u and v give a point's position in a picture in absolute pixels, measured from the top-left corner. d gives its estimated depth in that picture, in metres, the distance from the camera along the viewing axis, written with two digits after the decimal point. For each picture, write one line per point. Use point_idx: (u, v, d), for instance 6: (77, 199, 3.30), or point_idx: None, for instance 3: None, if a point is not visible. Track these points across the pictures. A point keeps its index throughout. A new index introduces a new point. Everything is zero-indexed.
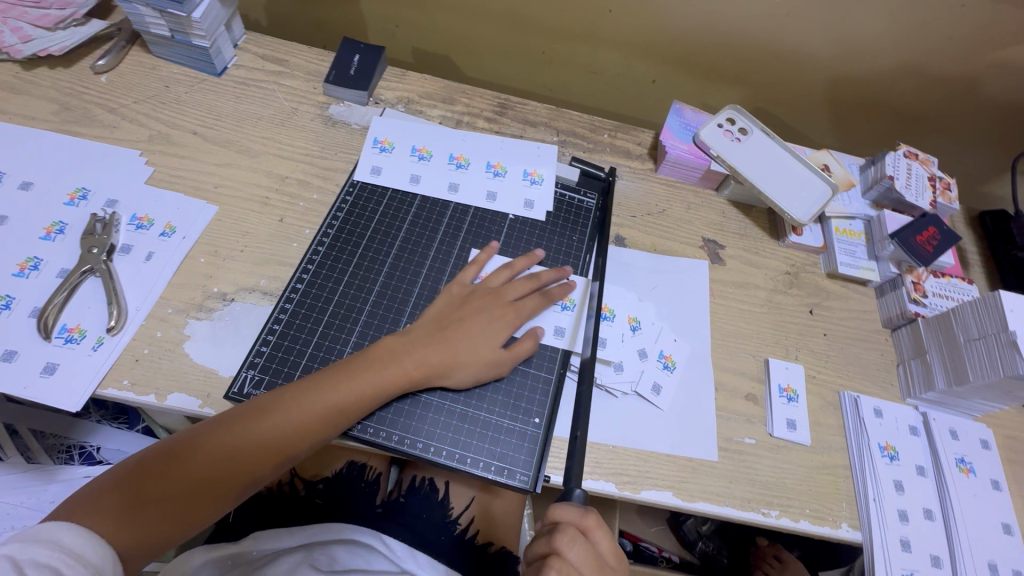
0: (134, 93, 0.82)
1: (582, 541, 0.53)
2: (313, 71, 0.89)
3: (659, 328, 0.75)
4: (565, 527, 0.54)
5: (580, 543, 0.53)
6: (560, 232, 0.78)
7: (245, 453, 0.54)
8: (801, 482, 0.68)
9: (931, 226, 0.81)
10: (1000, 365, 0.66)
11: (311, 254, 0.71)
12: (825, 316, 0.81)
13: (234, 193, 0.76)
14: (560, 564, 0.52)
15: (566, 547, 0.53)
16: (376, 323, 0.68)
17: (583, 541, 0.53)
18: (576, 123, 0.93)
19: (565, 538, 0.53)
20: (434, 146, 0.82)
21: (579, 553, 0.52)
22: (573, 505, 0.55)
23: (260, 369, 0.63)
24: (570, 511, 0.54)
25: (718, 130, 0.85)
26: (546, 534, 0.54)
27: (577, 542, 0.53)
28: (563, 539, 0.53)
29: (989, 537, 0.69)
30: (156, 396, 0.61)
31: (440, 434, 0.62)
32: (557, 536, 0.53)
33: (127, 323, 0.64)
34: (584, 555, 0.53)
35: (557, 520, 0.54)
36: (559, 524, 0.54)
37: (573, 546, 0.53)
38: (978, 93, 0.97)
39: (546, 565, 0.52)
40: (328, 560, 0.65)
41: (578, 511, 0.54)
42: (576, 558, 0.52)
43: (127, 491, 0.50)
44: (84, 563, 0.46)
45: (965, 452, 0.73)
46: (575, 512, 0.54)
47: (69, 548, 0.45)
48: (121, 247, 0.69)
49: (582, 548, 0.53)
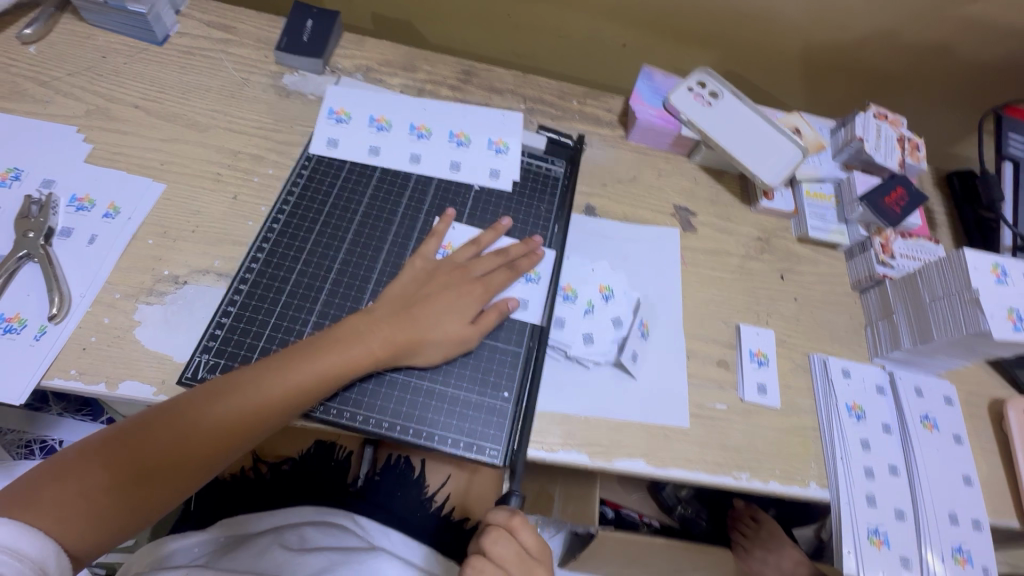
0: (68, 65, 0.76)
1: (506, 541, 0.53)
2: (264, 38, 0.84)
3: (631, 298, 0.74)
4: (490, 527, 0.53)
5: (504, 541, 0.52)
6: (527, 202, 0.76)
7: (200, 441, 0.52)
8: (772, 444, 0.69)
9: (898, 187, 0.81)
10: (962, 323, 0.67)
11: (266, 232, 0.68)
12: (796, 281, 0.81)
13: (182, 170, 0.72)
14: (480, 561, 0.52)
15: (489, 546, 0.52)
16: (338, 302, 0.65)
17: (508, 540, 0.53)
18: (543, 89, 0.90)
19: (489, 538, 0.52)
20: (393, 115, 0.78)
21: (503, 552, 0.52)
22: (502, 505, 0.54)
23: (215, 353, 0.60)
24: (497, 512, 0.54)
25: (689, 94, 0.83)
26: (476, 532, 0.55)
27: (502, 542, 0.52)
28: (487, 539, 0.52)
29: (950, 490, 0.71)
30: (107, 384, 0.58)
31: (406, 412, 0.60)
32: (483, 535, 0.53)
33: (71, 310, 0.61)
34: (507, 553, 0.52)
35: (486, 519, 0.54)
36: (487, 523, 0.54)
37: (496, 544, 0.52)
38: (948, 51, 0.96)
39: (468, 561, 0.53)
40: (298, 539, 0.63)
41: (506, 512, 0.54)
42: (500, 556, 0.52)
43: (72, 483, 0.47)
44: (22, 559, 0.43)
45: (930, 409, 0.74)
46: (502, 513, 0.54)
47: (6, 545, 0.43)
48: (60, 230, 0.65)
49: (505, 547, 0.52)
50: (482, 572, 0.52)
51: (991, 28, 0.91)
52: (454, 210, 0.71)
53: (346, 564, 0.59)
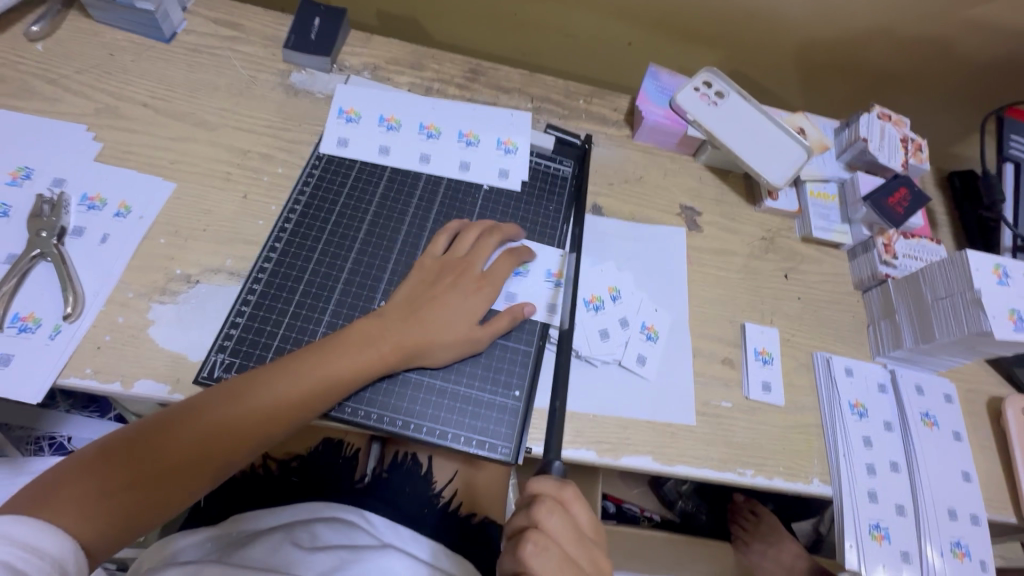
0: (76, 62, 0.76)
1: (560, 511, 0.53)
2: (271, 36, 0.84)
3: (639, 298, 0.74)
4: (542, 499, 0.53)
5: (558, 512, 0.53)
6: (536, 201, 0.77)
7: (218, 439, 0.53)
8: (776, 441, 0.70)
9: (902, 187, 0.82)
10: (965, 323, 0.68)
11: (278, 232, 0.68)
12: (800, 280, 0.82)
13: (192, 169, 0.72)
14: (538, 534, 0.51)
15: (543, 516, 0.52)
16: (350, 302, 0.66)
17: (561, 511, 0.53)
18: (550, 88, 0.90)
19: (543, 508, 0.53)
20: (403, 115, 0.78)
21: (557, 523, 0.52)
22: (550, 478, 0.55)
23: (230, 352, 0.61)
24: (548, 484, 0.55)
25: (695, 93, 0.84)
26: (523, 507, 0.54)
27: (555, 512, 0.53)
28: (541, 509, 0.53)
29: (950, 486, 0.72)
30: (122, 383, 0.59)
31: (419, 411, 0.62)
32: (535, 507, 0.53)
33: (85, 309, 0.61)
34: (561, 524, 0.53)
35: (534, 492, 0.54)
36: (536, 495, 0.54)
37: (550, 515, 0.53)
38: (951, 52, 0.97)
39: (523, 537, 0.51)
40: (310, 537, 0.64)
41: (556, 483, 0.55)
42: (554, 528, 0.52)
43: (91, 481, 0.48)
44: (41, 556, 0.43)
45: (930, 407, 0.76)
46: (552, 484, 0.55)
47: (24, 542, 0.43)
48: (72, 229, 0.65)
49: (559, 518, 0.53)
50: (543, 546, 0.51)
51: (994, 31, 0.92)
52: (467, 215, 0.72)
53: (358, 562, 0.60)
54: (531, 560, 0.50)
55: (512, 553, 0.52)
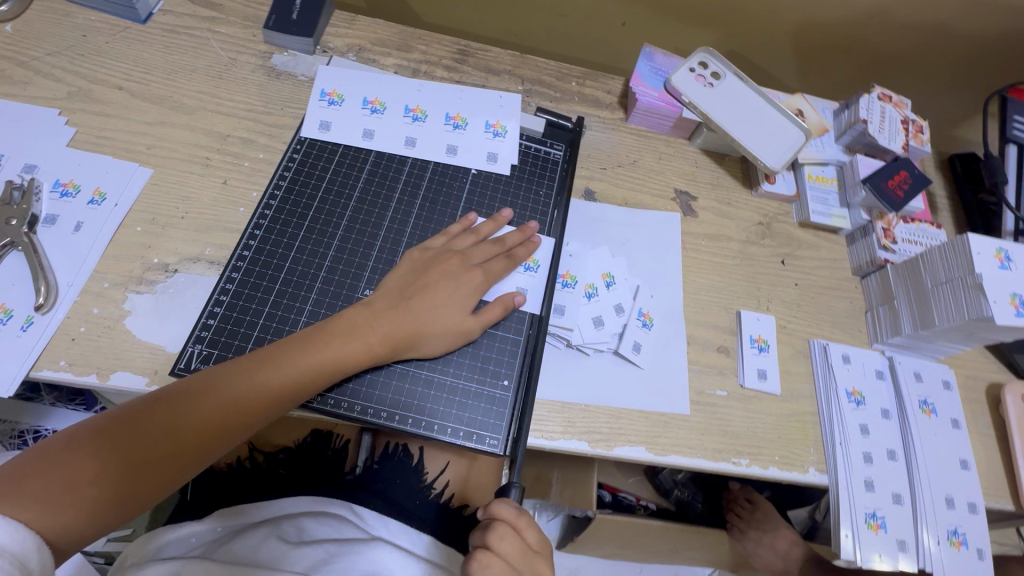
0: (47, 43, 0.73)
1: (514, 537, 0.51)
2: (252, 17, 0.81)
3: (633, 285, 0.73)
4: (496, 523, 0.51)
5: (511, 538, 0.51)
6: (526, 186, 0.75)
7: (192, 432, 0.51)
8: (772, 431, 0.69)
9: (902, 170, 0.80)
10: (964, 308, 0.67)
11: (258, 219, 0.66)
12: (797, 266, 0.81)
13: (170, 154, 0.69)
14: (484, 555, 0.50)
15: (495, 541, 0.51)
16: (333, 291, 0.64)
17: (514, 537, 0.51)
18: (541, 70, 0.88)
19: (495, 532, 0.51)
20: (388, 97, 0.76)
21: (509, 547, 0.51)
22: (508, 504, 0.52)
23: (208, 343, 0.59)
24: (504, 508, 0.52)
25: (690, 75, 0.81)
26: (479, 523, 0.53)
27: (508, 538, 0.51)
28: (493, 533, 0.51)
29: (948, 474, 0.71)
30: (98, 375, 0.57)
31: (405, 402, 0.60)
32: (489, 529, 0.51)
33: (58, 300, 0.59)
34: (513, 549, 0.51)
35: (491, 514, 0.52)
36: (492, 519, 0.52)
37: (502, 541, 0.51)
38: (955, 31, 0.94)
39: (471, 555, 0.51)
40: (296, 532, 0.62)
41: (513, 509, 0.52)
42: (503, 553, 0.51)
43: (57, 474, 0.46)
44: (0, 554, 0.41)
45: (928, 394, 0.74)
46: (510, 512, 0.52)
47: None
48: (44, 217, 0.63)
49: (512, 544, 0.51)
50: (487, 565, 0.50)
51: (997, 9, 0.89)
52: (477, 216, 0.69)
53: (345, 557, 0.58)
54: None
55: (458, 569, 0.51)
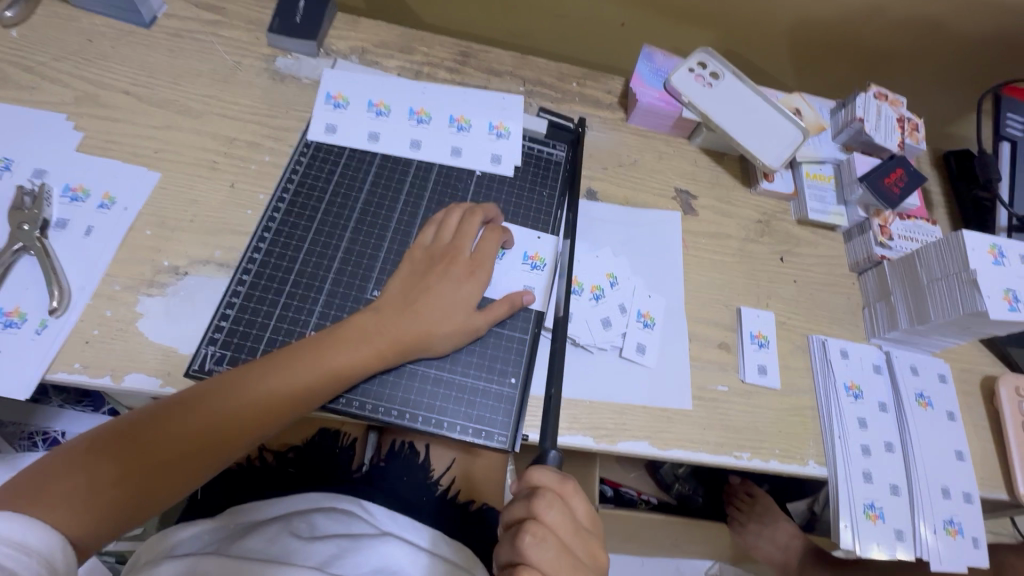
0: (52, 48, 0.74)
1: (560, 505, 0.52)
2: (255, 20, 0.82)
3: (635, 284, 0.74)
4: (544, 491, 0.52)
5: (559, 506, 0.52)
6: (529, 186, 0.76)
7: (211, 435, 0.52)
8: (772, 425, 0.71)
9: (897, 168, 0.81)
10: (960, 303, 0.68)
11: (267, 222, 0.67)
12: (795, 263, 0.82)
13: (177, 158, 0.70)
14: (537, 526, 0.51)
15: (543, 510, 0.51)
16: (342, 292, 0.65)
17: (561, 504, 0.52)
18: (542, 71, 0.89)
19: (543, 501, 0.52)
20: (392, 100, 0.77)
21: (557, 515, 0.52)
22: (551, 470, 0.54)
23: (221, 345, 0.60)
24: (548, 476, 0.54)
25: (689, 75, 0.83)
26: (522, 498, 0.53)
27: (555, 505, 0.52)
28: (542, 502, 0.52)
29: (944, 465, 0.73)
30: (113, 377, 0.58)
31: (415, 401, 0.61)
32: (536, 499, 0.52)
33: (71, 303, 0.60)
34: (561, 518, 0.52)
35: (535, 484, 0.53)
36: (537, 487, 0.53)
37: (551, 509, 0.52)
38: (949, 29, 0.95)
39: (522, 528, 0.51)
40: (308, 528, 0.63)
41: (557, 477, 0.54)
42: (554, 521, 0.51)
43: (80, 477, 0.47)
44: (29, 552, 0.43)
45: (924, 387, 0.76)
46: (553, 477, 0.54)
47: (13, 541, 0.42)
48: (55, 222, 0.64)
49: (560, 512, 0.52)
50: (542, 536, 0.50)
51: (990, 8, 0.90)
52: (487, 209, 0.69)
53: (357, 551, 0.60)
54: (529, 551, 0.49)
55: (510, 545, 0.51)
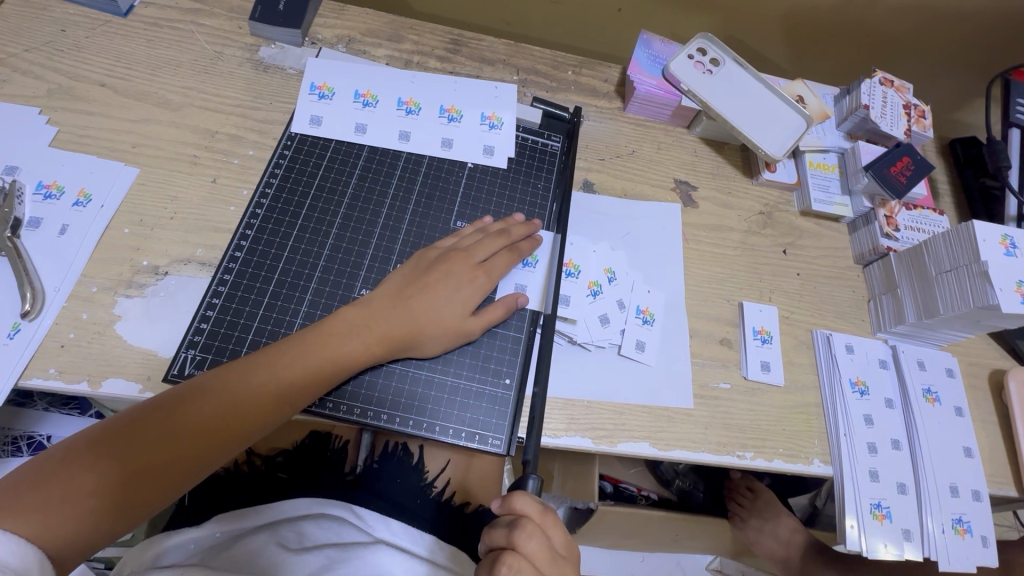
0: (24, 39, 0.70)
1: (541, 536, 0.50)
2: (237, 8, 0.79)
3: (633, 279, 0.72)
4: (525, 521, 0.50)
5: (539, 537, 0.50)
6: (524, 179, 0.74)
7: (193, 437, 0.50)
8: (776, 423, 0.68)
9: (904, 156, 0.78)
10: (970, 297, 0.66)
11: (249, 218, 0.65)
12: (799, 255, 0.80)
13: (156, 152, 0.67)
14: (514, 557, 0.49)
15: (523, 540, 0.49)
16: (329, 291, 0.62)
17: (541, 535, 0.50)
18: (536, 60, 0.86)
19: (523, 532, 0.49)
20: (380, 90, 0.74)
21: (537, 546, 0.50)
22: (535, 498, 0.51)
23: (202, 348, 0.58)
24: (530, 504, 0.51)
25: (689, 62, 0.79)
26: (501, 526, 0.51)
27: (535, 536, 0.50)
28: (521, 533, 0.49)
29: (952, 462, 0.71)
30: (89, 383, 0.55)
31: (405, 404, 0.59)
32: (516, 529, 0.50)
33: (46, 306, 0.57)
34: (541, 549, 0.50)
35: (517, 512, 0.51)
36: (519, 516, 0.51)
37: (530, 539, 0.49)
38: (956, 12, 0.92)
39: (500, 560, 0.48)
40: (296, 537, 0.61)
41: (538, 506, 0.52)
42: (533, 552, 0.49)
43: (55, 486, 0.44)
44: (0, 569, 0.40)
45: (932, 382, 0.74)
46: (536, 507, 0.51)
47: None
48: (28, 221, 0.61)
49: (540, 543, 0.50)
50: (518, 568, 0.48)
51: None
52: (488, 219, 0.68)
53: (346, 562, 0.58)
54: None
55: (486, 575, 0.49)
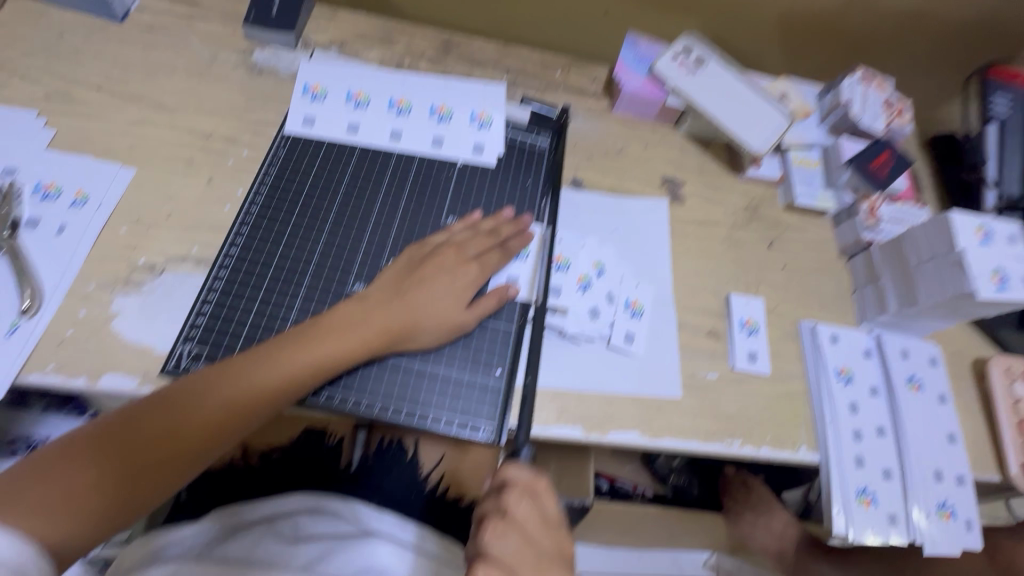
0: (22, 45, 0.72)
1: (530, 500, 0.53)
2: (231, 13, 0.80)
3: (622, 273, 0.73)
4: (513, 487, 0.54)
5: (528, 501, 0.53)
6: (513, 177, 0.75)
7: (191, 433, 0.51)
8: (764, 411, 0.70)
9: (885, 151, 0.81)
10: (948, 286, 0.68)
11: (244, 216, 0.66)
12: (784, 249, 0.81)
13: (152, 153, 0.69)
14: (501, 519, 0.52)
15: (512, 503, 0.53)
16: (322, 286, 0.64)
17: (530, 500, 0.54)
18: (525, 61, 0.88)
19: (512, 495, 0.53)
20: (371, 90, 0.75)
21: (526, 510, 0.53)
22: (524, 466, 0.55)
23: (199, 342, 0.59)
24: (521, 471, 0.55)
25: (673, 62, 0.81)
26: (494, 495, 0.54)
27: (523, 500, 0.53)
28: (510, 496, 0.53)
29: (935, 448, 0.72)
30: (88, 378, 0.56)
31: (398, 394, 0.61)
32: (505, 493, 0.53)
33: (44, 303, 0.58)
34: (529, 512, 0.53)
35: (506, 479, 0.54)
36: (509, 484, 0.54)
37: (519, 503, 0.53)
38: (933, 11, 0.95)
39: (486, 521, 0.52)
40: (292, 529, 0.62)
41: (528, 473, 0.55)
42: (522, 515, 0.52)
43: (54, 482, 0.45)
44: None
45: (915, 370, 0.76)
46: (525, 473, 0.55)
47: None
48: (27, 221, 0.62)
49: (529, 506, 0.53)
50: (503, 529, 0.51)
51: None
52: (478, 216, 0.69)
53: (342, 551, 0.59)
54: (490, 544, 0.50)
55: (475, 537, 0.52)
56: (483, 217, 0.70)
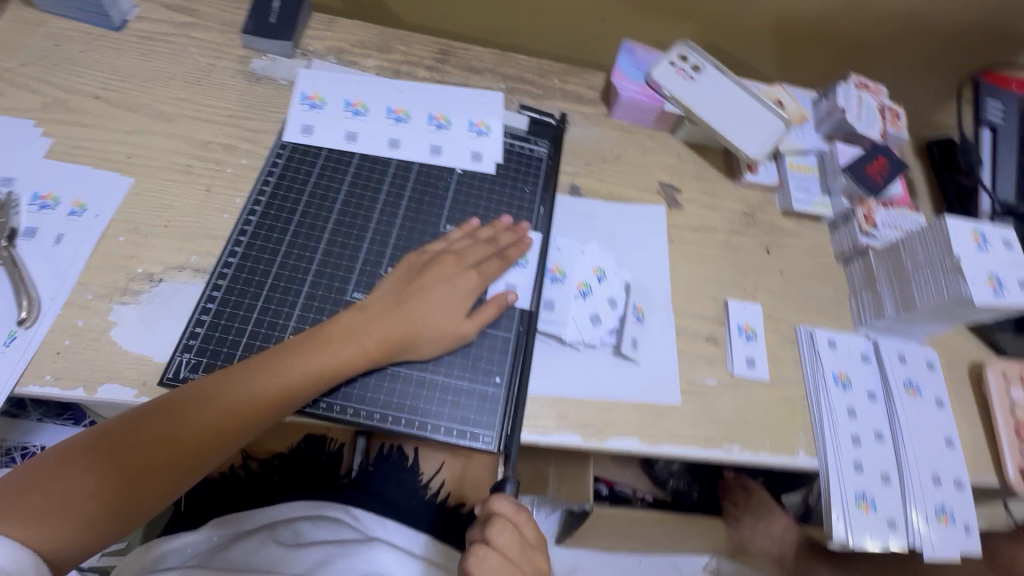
0: (20, 54, 0.72)
1: (513, 530, 0.52)
2: (229, 22, 0.80)
3: (620, 279, 0.73)
4: (496, 519, 0.52)
5: (511, 532, 0.52)
6: (512, 184, 0.76)
7: (189, 442, 0.51)
8: (762, 417, 0.70)
9: (880, 157, 0.82)
10: (945, 290, 0.68)
11: (243, 225, 0.66)
12: (781, 254, 0.82)
13: (150, 162, 0.69)
14: (482, 549, 0.51)
15: (494, 535, 0.51)
16: (322, 295, 0.64)
17: (514, 530, 0.52)
18: (523, 68, 0.88)
19: (493, 527, 0.51)
20: (370, 99, 0.76)
21: (509, 540, 0.51)
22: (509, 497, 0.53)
23: (197, 351, 0.59)
24: (505, 503, 0.52)
25: (671, 68, 0.82)
26: (478, 521, 0.53)
27: (507, 531, 0.52)
28: (493, 528, 0.51)
29: (934, 453, 0.72)
30: (85, 389, 0.56)
31: (397, 403, 0.60)
32: (488, 524, 0.52)
33: (41, 313, 0.58)
34: (512, 542, 0.52)
35: (490, 509, 0.52)
36: (492, 514, 0.52)
37: (502, 534, 0.51)
38: (927, 17, 0.96)
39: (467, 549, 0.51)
40: (293, 535, 0.62)
41: (514, 502, 0.53)
42: (505, 546, 0.51)
43: (53, 491, 0.45)
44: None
45: (913, 375, 0.76)
46: (510, 504, 0.52)
47: None
48: (24, 231, 0.62)
49: (511, 537, 0.52)
50: (483, 558, 0.51)
51: None
52: (476, 223, 0.70)
53: (343, 557, 0.58)
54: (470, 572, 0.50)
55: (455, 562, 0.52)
56: (481, 226, 0.70)
